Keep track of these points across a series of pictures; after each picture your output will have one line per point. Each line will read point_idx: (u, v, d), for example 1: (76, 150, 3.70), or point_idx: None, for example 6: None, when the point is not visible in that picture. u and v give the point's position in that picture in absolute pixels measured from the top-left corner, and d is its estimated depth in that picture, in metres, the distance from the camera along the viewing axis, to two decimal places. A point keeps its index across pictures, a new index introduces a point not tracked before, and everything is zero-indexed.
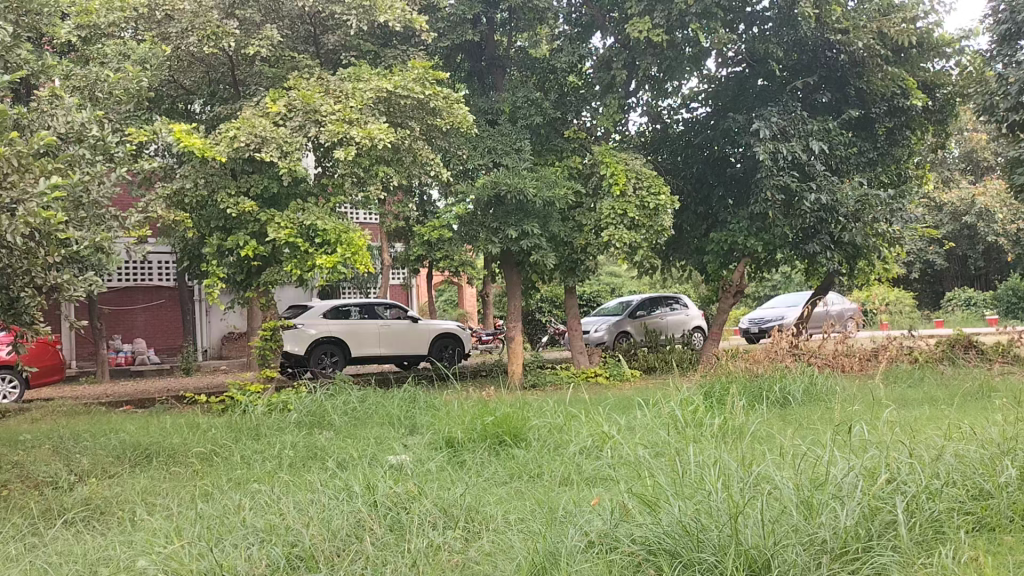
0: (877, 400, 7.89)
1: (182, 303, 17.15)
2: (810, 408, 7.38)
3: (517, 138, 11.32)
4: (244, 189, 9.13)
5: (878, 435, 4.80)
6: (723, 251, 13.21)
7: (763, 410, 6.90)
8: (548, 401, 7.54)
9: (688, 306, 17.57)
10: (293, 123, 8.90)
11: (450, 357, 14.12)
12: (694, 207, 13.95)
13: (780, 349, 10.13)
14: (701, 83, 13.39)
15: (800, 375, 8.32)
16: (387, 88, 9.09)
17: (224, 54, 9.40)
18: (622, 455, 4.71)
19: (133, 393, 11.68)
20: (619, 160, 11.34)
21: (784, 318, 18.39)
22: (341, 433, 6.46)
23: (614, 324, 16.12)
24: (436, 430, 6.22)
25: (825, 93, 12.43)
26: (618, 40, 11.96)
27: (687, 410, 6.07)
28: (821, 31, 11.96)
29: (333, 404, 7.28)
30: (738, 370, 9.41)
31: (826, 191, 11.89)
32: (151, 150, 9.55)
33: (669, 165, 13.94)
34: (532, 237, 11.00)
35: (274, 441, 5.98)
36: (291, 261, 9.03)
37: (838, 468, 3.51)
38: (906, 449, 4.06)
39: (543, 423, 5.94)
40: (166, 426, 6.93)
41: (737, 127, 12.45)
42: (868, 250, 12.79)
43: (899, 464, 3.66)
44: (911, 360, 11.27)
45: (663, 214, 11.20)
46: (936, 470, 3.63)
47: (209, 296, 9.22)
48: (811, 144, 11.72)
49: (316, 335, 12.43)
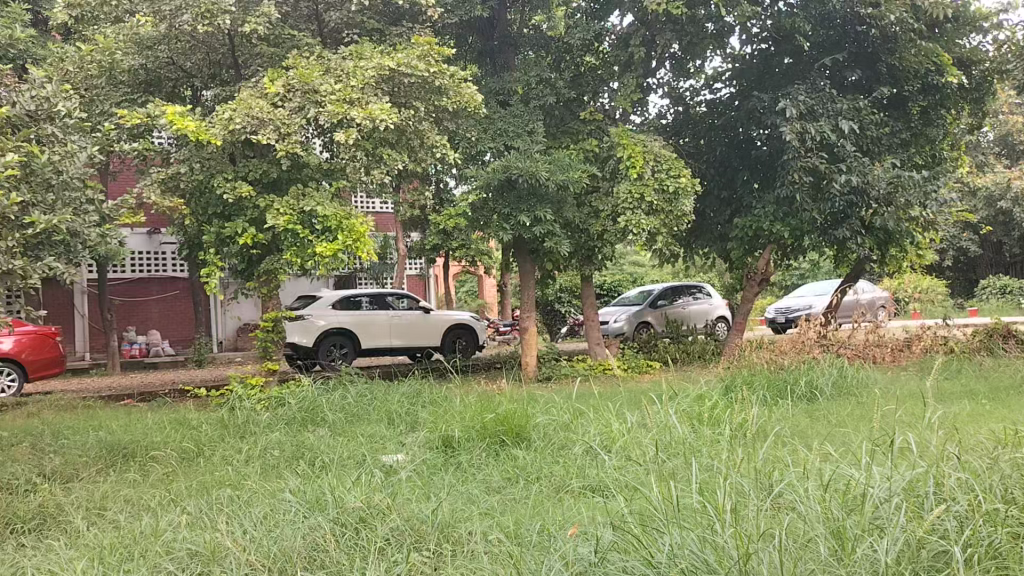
0: (912, 394, 7.36)
1: (194, 294, 16.87)
2: (840, 403, 6.87)
3: (529, 119, 10.82)
4: (242, 174, 8.75)
5: (919, 439, 4.27)
6: (748, 237, 12.66)
7: (789, 408, 6.40)
8: (558, 395, 7.07)
9: (712, 295, 17.00)
10: (291, 104, 8.46)
11: (463, 349, 13.71)
12: (717, 192, 13.43)
13: (808, 339, 9.58)
14: (724, 62, 12.88)
15: (829, 366, 7.81)
16: (389, 66, 8.62)
17: (222, 34, 8.96)
18: (630, 460, 4.25)
19: (137, 387, 11.37)
20: (637, 142, 10.81)
21: (812, 307, 17.77)
22: (334, 431, 6.06)
23: (633, 314, 15.64)
24: (434, 428, 5.79)
25: (854, 71, 11.83)
26: (637, 16, 11.22)
27: (706, 409, 5.59)
28: (850, 5, 11.38)
29: (330, 400, 6.88)
30: (762, 362, 8.91)
31: (857, 173, 11.29)
32: (151, 136, 9.18)
33: (691, 148, 13.41)
34: (546, 223, 10.49)
35: (259, 440, 5.58)
36: (292, 249, 8.59)
37: (875, 487, 3.00)
38: (955, 461, 3.53)
39: (548, 420, 5.49)
40: (151, 422, 6.54)
41: (762, 107, 11.87)
42: (900, 235, 12.18)
43: (949, 481, 3.13)
44: (947, 352, 10.68)
45: (683, 198, 10.70)
46: (994, 491, 3.10)
47: (207, 286, 8.85)
48: (840, 123, 11.11)
49: (325, 327, 12.06)
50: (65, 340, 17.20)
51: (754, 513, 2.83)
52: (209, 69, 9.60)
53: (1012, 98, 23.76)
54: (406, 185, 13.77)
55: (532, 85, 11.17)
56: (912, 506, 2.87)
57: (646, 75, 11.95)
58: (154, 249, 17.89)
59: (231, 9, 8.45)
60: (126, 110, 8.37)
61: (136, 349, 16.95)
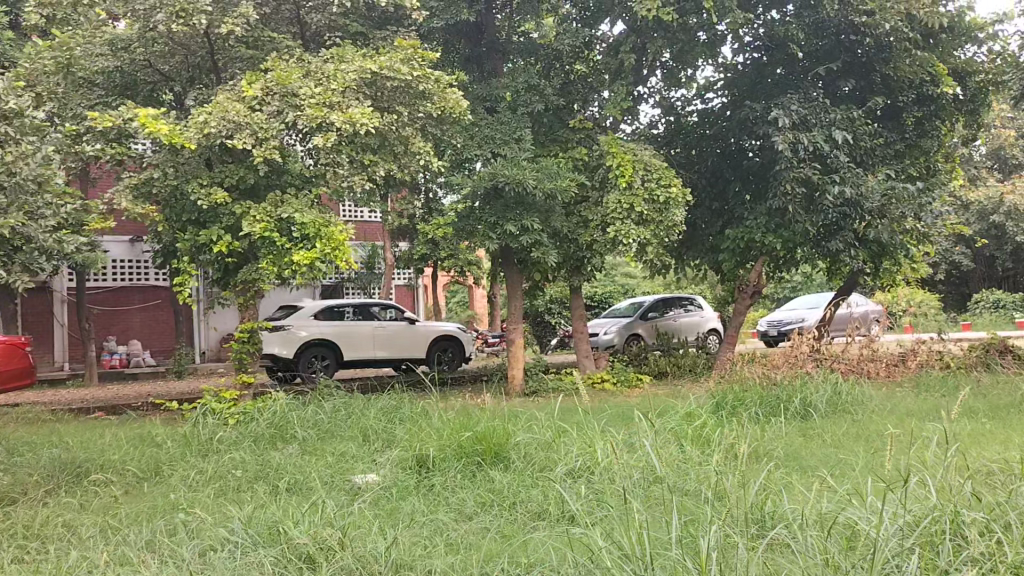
0: (910, 413, 7.09)
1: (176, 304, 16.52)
2: (835, 421, 6.60)
3: (517, 127, 10.55)
4: (218, 180, 8.45)
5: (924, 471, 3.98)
6: (740, 249, 12.41)
7: (783, 428, 6.11)
8: (541, 411, 6.78)
9: (703, 307, 16.74)
10: (270, 108, 8.18)
11: (449, 361, 13.40)
12: (709, 203, 13.18)
13: (802, 353, 9.31)
14: (717, 72, 12.68)
15: (823, 382, 7.54)
16: (371, 68, 8.38)
17: (201, 35, 8.75)
18: (612, 490, 3.97)
19: (110, 399, 11.01)
20: (627, 150, 10.58)
21: (804, 320, 17.53)
22: (305, 449, 5.76)
23: (624, 326, 15.33)
24: (409, 446, 5.49)
25: (848, 80, 11.63)
26: (627, 23, 11.02)
27: (696, 428, 5.30)
28: (845, 14, 11.22)
29: (302, 415, 6.57)
30: (754, 376, 8.64)
31: (851, 184, 11.05)
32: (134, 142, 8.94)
33: (683, 158, 13.18)
34: (533, 232, 10.20)
35: (224, 460, 5.28)
36: (268, 257, 8.30)
37: (880, 535, 2.73)
38: (964, 500, 3.26)
39: (528, 439, 5.20)
40: (113, 438, 6.22)
41: (754, 116, 11.66)
42: (894, 247, 11.94)
43: (962, 529, 2.86)
44: (942, 367, 10.41)
45: (674, 208, 10.43)
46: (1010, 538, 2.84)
47: (181, 295, 8.53)
48: (834, 134, 10.89)
49: (307, 337, 11.74)
50: (44, 349, 16.85)
51: (746, 564, 2.55)
52: (187, 73, 9.33)
53: (1004, 110, 23.61)
54: (395, 194, 13.52)
55: (519, 92, 10.92)
56: (919, 557, 2.59)
57: (636, 83, 11.72)
58: (137, 257, 17.57)
59: (208, 8, 8.19)
60: (98, 113, 8.10)
61: (117, 359, 16.69)
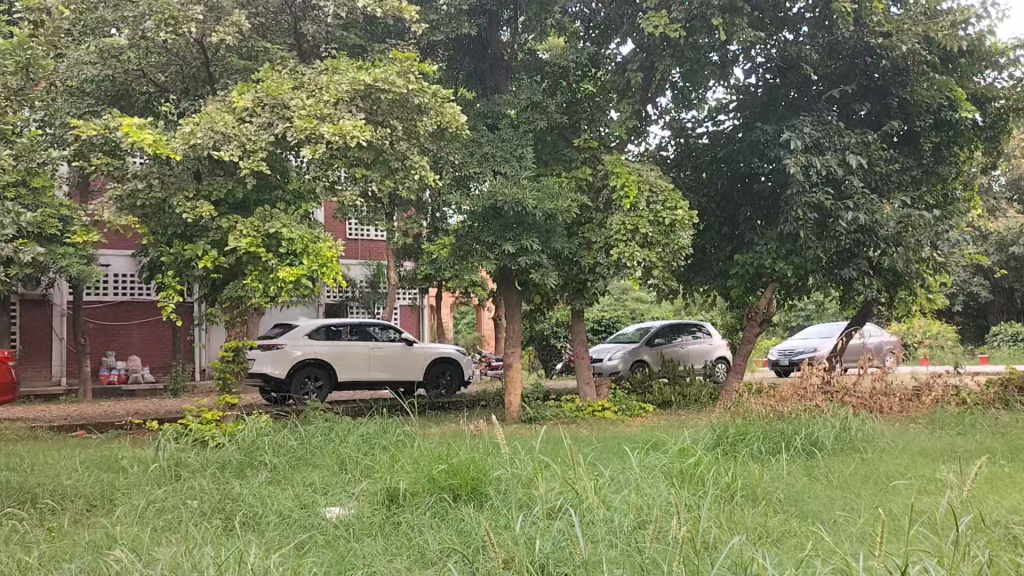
0: (922, 453, 6.67)
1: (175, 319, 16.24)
2: (842, 460, 6.19)
3: (519, 144, 10.25)
4: (204, 193, 8.18)
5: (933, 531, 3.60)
6: (749, 275, 12.04)
7: (785, 467, 5.71)
8: (529, 442, 6.41)
9: (712, 334, 16.30)
10: (259, 119, 7.92)
11: (447, 384, 13.05)
12: (718, 227, 12.82)
13: (811, 385, 8.88)
14: (728, 93, 12.38)
15: (832, 416, 7.13)
16: (364, 80, 8.11)
17: (194, 44, 8.58)
18: (588, 546, 3.61)
19: (94, 417, 10.68)
20: (632, 171, 10.23)
21: (816, 350, 17.07)
22: (273, 479, 5.42)
23: (629, 352, 14.94)
24: (381, 478, 5.13)
25: (863, 104, 11.28)
26: (636, 40, 10.74)
27: (690, 466, 4.92)
28: (859, 35, 10.92)
29: (276, 440, 6.21)
30: (759, 408, 8.24)
31: (864, 210, 10.65)
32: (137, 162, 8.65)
33: (691, 181, 12.86)
34: (532, 254, 9.87)
35: (182, 489, 4.95)
36: (253, 274, 7.98)
37: None
38: None
39: (508, 473, 4.82)
40: (75, 461, 5.91)
41: (765, 139, 11.32)
42: (909, 276, 11.52)
43: None
44: (959, 403, 9.96)
45: (680, 230, 10.08)
46: None
47: (164, 311, 8.22)
48: (848, 158, 10.53)
49: (301, 357, 11.42)
50: (41, 363, 16.63)
51: None
52: (180, 83, 9.22)
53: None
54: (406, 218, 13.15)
55: (521, 109, 10.63)
56: None
57: (644, 103, 11.42)
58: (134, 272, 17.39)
59: (197, 16, 8.09)
60: (82, 122, 7.86)
61: (115, 375, 16.43)
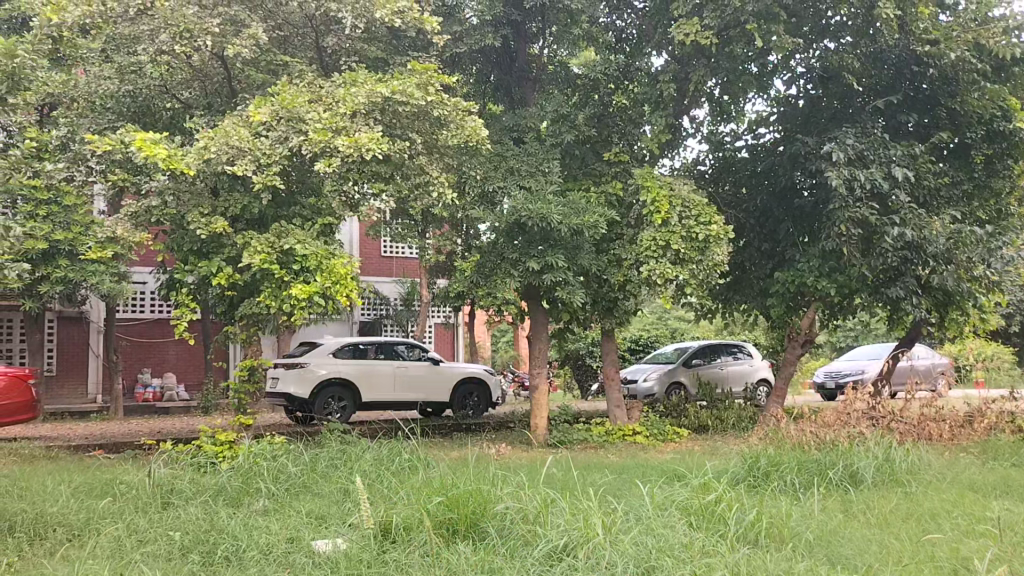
0: (972, 487, 6.15)
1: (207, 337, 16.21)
2: (883, 494, 5.72)
3: (546, 158, 9.94)
4: (220, 209, 8.00)
5: None
6: (790, 294, 11.53)
7: (818, 502, 5.27)
8: (546, 472, 6.04)
9: (753, 355, 15.74)
10: (275, 133, 7.74)
11: (474, 406, 12.73)
12: (757, 244, 12.35)
13: (854, 411, 8.35)
14: (769, 106, 11.93)
15: (873, 445, 6.64)
16: (382, 92, 7.90)
17: (213, 58, 8.44)
18: None
19: (117, 435, 10.54)
20: (664, 185, 9.85)
21: (863, 372, 16.42)
22: (269, 508, 5.13)
23: (665, 373, 14.45)
24: (379, 509, 4.81)
25: (910, 114, 10.76)
26: (669, 51, 10.37)
27: (710, 502, 4.52)
28: (906, 42, 10.40)
29: (279, 466, 5.93)
30: (796, 435, 7.77)
31: (912, 226, 10.10)
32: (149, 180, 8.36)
33: (730, 197, 12.41)
34: (559, 271, 9.54)
35: (170, 518, 4.69)
36: (266, 292, 7.75)
37: None
38: None
39: (512, 507, 4.46)
40: (71, 485, 5.71)
41: (806, 152, 10.87)
42: (960, 296, 10.92)
43: None
44: (1015, 431, 9.35)
45: (715, 246, 9.66)
46: None
47: (176, 329, 8.02)
48: (893, 171, 10.02)
49: (326, 376, 11.19)
50: (78, 380, 16.72)
51: None
52: (204, 100, 9.02)
53: None
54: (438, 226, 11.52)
55: (548, 122, 10.32)
56: None
57: (678, 115, 11.05)
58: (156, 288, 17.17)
59: (213, 29, 7.99)
60: (97, 137, 7.75)
61: (151, 392, 16.44)
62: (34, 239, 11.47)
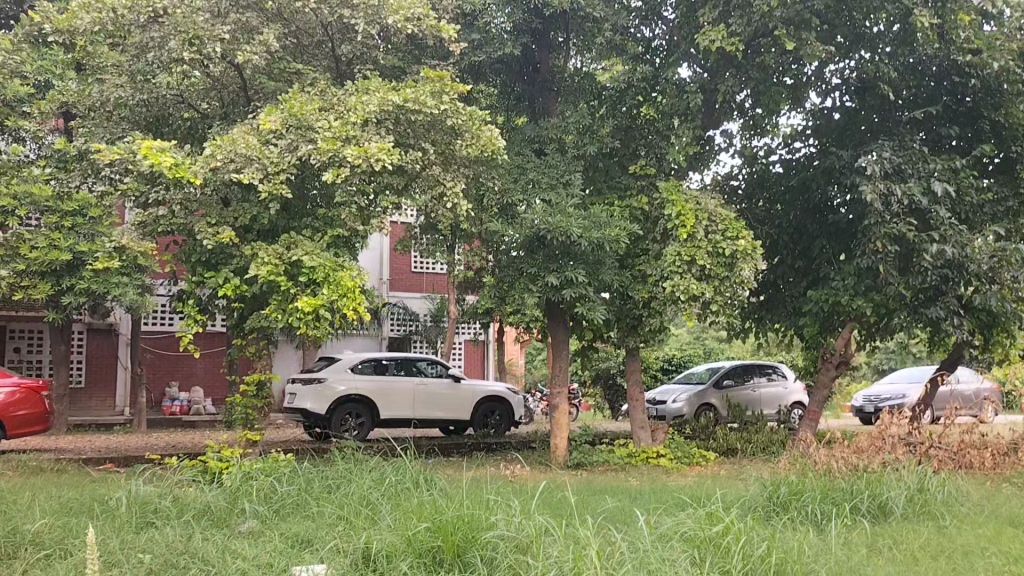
0: (1012, 522, 5.70)
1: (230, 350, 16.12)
2: (914, 528, 5.30)
3: (567, 170, 9.64)
4: (230, 219, 7.84)
5: None
6: (824, 312, 11.06)
7: (839, 536, 4.88)
8: (552, 499, 5.70)
9: (788, 376, 15.22)
10: (284, 141, 7.56)
11: (496, 425, 12.44)
12: (791, 260, 11.90)
13: (889, 436, 7.86)
14: (804, 118, 11.52)
15: (905, 474, 6.21)
16: (394, 100, 7.70)
17: (226, 65, 8.33)
18: None
19: (131, 449, 10.41)
20: (689, 199, 9.49)
21: (905, 396, 15.78)
22: (252, 530, 4.88)
23: (696, 394, 14.01)
24: (364, 533, 4.52)
25: (952, 127, 10.26)
26: (696, 60, 10.03)
27: (716, 534, 4.18)
28: (947, 52, 9.93)
29: (271, 485, 5.69)
30: (825, 461, 7.33)
31: (953, 243, 9.54)
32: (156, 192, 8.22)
33: (763, 212, 12.02)
34: (578, 286, 9.21)
35: (145, 539, 4.46)
36: (273, 305, 7.53)
37: None
38: None
39: (503, 536, 4.16)
40: (56, 500, 5.53)
41: (840, 166, 10.45)
42: (1005, 317, 10.37)
43: None
44: None
45: (742, 262, 9.26)
46: None
47: (182, 342, 7.86)
48: (933, 185, 9.55)
49: (344, 393, 10.97)
50: (105, 392, 16.76)
51: None
52: (221, 110, 8.92)
53: None
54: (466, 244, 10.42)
55: (571, 134, 10.04)
56: None
57: (705, 127, 10.71)
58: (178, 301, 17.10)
59: (224, 36, 7.89)
60: (106, 145, 7.66)
61: (177, 406, 16.40)
62: (58, 250, 11.32)
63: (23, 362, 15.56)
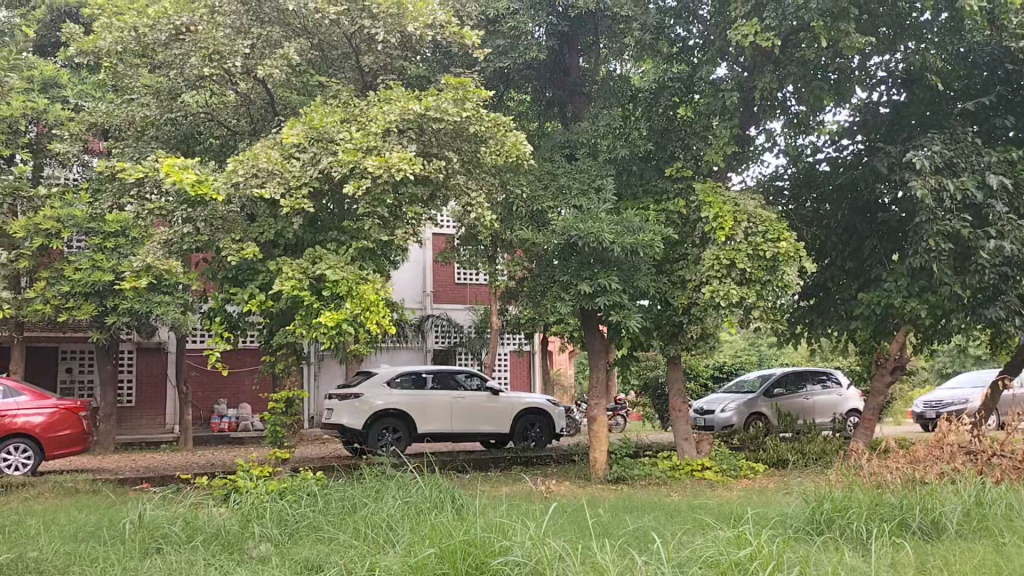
0: None
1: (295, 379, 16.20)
2: (971, 547, 4.89)
3: (598, 174, 9.39)
4: (254, 235, 7.76)
5: None
6: (877, 316, 10.53)
7: (883, 558, 4.52)
8: (578, 519, 5.40)
9: (843, 383, 14.65)
10: (306, 155, 7.43)
11: (536, 438, 12.08)
12: (841, 262, 11.43)
13: (947, 444, 7.36)
14: (850, 114, 11.06)
15: (959, 488, 5.80)
16: (415, 109, 7.52)
17: (250, 79, 8.28)
18: None
19: (172, 467, 10.39)
20: (727, 201, 9.14)
21: (968, 401, 15.06)
22: (262, 556, 4.70)
23: (745, 403, 13.55)
24: (372, 558, 4.30)
25: (1007, 117, 9.76)
26: (731, 58, 9.71)
27: (743, 559, 3.88)
28: (999, 38, 9.59)
29: (288, 507, 5.52)
30: (874, 472, 6.90)
31: (1011, 239, 9.02)
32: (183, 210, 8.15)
33: (810, 212, 11.56)
34: (613, 293, 8.92)
35: (148, 567, 4.32)
36: (297, 320, 7.40)
37: None
38: None
39: (515, 561, 3.92)
40: (72, 524, 5.44)
41: (888, 162, 9.97)
42: None
43: None
44: None
45: (785, 265, 8.85)
46: None
47: (210, 359, 7.79)
48: (987, 178, 9.05)
49: (381, 408, 10.84)
50: (157, 410, 16.94)
51: None
52: (250, 125, 8.91)
53: None
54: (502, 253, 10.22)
55: (603, 137, 9.78)
56: None
57: (744, 126, 10.33)
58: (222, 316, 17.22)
59: (243, 51, 7.87)
60: (131, 164, 7.64)
61: (226, 422, 16.47)
62: (99, 270, 11.57)
63: (75, 382, 15.82)
